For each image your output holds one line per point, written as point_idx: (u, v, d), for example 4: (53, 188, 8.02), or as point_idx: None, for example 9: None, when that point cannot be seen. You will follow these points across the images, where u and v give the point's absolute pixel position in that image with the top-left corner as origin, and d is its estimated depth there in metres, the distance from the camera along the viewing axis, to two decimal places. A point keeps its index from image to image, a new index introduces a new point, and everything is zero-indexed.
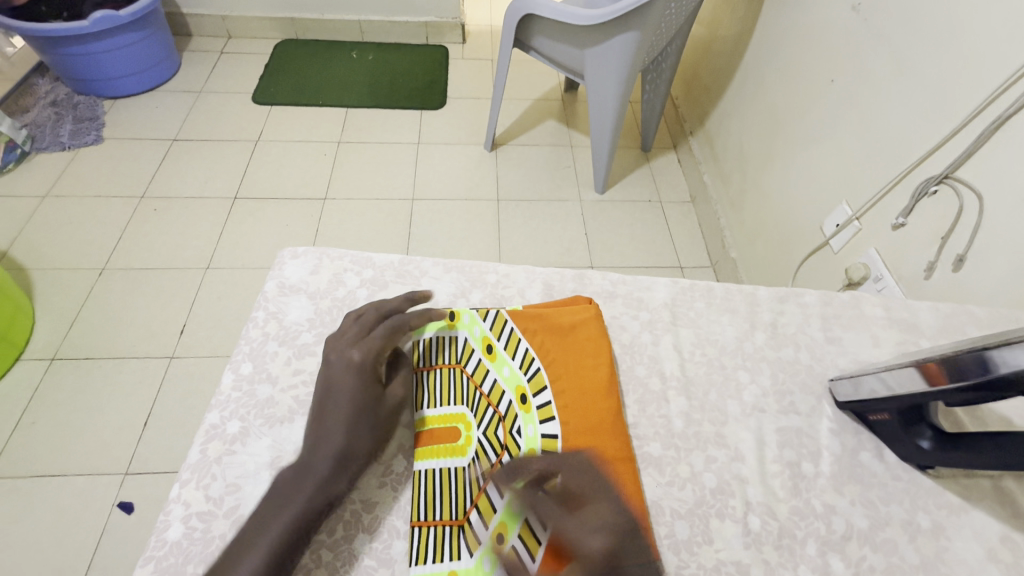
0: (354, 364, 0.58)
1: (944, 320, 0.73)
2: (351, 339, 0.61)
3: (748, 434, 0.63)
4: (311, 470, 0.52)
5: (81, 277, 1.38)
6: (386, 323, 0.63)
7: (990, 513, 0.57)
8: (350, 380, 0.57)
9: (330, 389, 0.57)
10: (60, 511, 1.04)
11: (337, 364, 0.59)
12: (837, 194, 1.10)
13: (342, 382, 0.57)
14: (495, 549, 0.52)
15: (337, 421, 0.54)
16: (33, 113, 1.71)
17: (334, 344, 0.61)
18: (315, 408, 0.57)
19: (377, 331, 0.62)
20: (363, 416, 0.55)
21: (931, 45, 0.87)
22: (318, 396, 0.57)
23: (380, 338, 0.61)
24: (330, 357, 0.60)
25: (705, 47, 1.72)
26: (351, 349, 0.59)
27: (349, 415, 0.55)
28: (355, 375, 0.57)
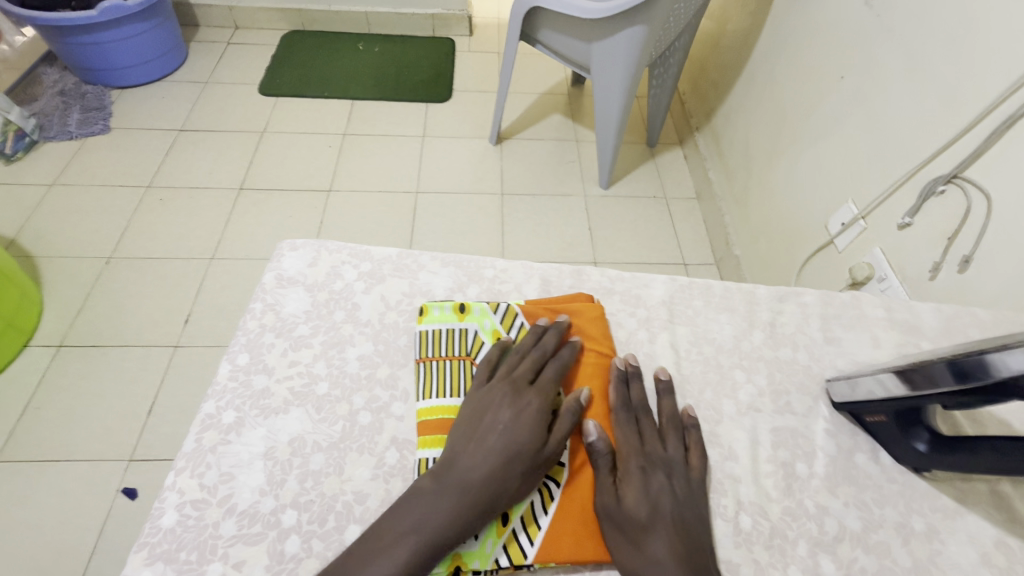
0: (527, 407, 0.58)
1: (946, 322, 0.72)
2: (523, 376, 0.61)
3: (743, 433, 0.63)
4: (459, 488, 0.52)
5: (87, 265, 1.39)
6: (554, 363, 0.62)
7: (986, 518, 0.57)
8: (513, 412, 0.57)
9: (491, 420, 0.57)
10: (65, 495, 1.06)
11: (511, 400, 0.59)
12: (844, 194, 1.09)
13: (508, 413, 0.57)
14: (498, 531, 0.53)
15: (494, 448, 0.54)
16: (42, 103, 1.72)
17: (502, 375, 0.62)
18: (468, 428, 0.57)
19: (548, 372, 0.62)
20: (523, 454, 0.54)
21: (943, 41, 0.85)
22: (477, 419, 0.57)
23: (551, 381, 0.61)
24: (497, 387, 0.60)
25: (713, 42, 1.70)
26: (524, 389, 0.60)
27: (509, 449, 0.54)
28: (520, 410, 0.58)
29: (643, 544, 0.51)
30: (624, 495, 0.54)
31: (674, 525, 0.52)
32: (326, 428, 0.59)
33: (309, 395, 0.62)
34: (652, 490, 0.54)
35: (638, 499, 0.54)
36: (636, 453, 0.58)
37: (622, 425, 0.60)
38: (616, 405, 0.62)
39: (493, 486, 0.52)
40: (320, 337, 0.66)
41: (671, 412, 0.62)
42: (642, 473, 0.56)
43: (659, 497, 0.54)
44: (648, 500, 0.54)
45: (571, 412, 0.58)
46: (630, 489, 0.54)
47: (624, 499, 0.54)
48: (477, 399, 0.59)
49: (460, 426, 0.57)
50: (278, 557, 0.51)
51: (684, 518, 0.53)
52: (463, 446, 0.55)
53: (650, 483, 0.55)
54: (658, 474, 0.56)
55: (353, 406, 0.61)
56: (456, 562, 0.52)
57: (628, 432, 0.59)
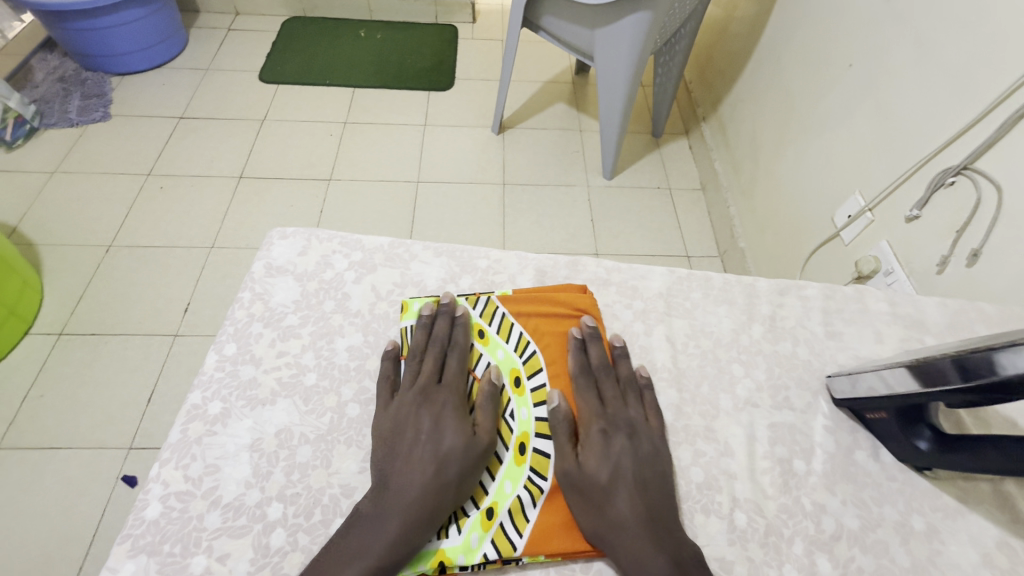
0: (440, 409, 0.57)
1: (952, 317, 0.70)
2: (426, 379, 0.60)
3: (739, 429, 0.61)
4: (401, 507, 0.51)
5: (88, 253, 1.39)
6: (455, 355, 0.62)
7: (988, 518, 0.55)
8: (431, 415, 0.57)
9: (407, 430, 0.56)
10: (67, 482, 1.06)
11: (419, 405, 0.58)
12: (850, 184, 1.06)
13: (425, 420, 0.56)
14: (483, 526, 0.53)
15: (424, 456, 0.54)
16: (42, 89, 1.71)
17: (406, 384, 0.60)
18: (391, 446, 0.55)
19: (450, 364, 0.61)
20: (454, 454, 0.54)
21: (956, 28, 0.82)
22: (396, 434, 0.56)
23: (456, 373, 0.61)
24: (406, 396, 0.59)
25: (720, 30, 1.66)
26: (432, 390, 0.59)
27: (437, 453, 0.54)
28: (437, 413, 0.57)
29: (607, 505, 0.52)
30: (585, 460, 0.55)
31: (635, 483, 0.53)
32: (314, 420, 0.59)
33: (297, 386, 0.61)
34: (612, 453, 0.55)
35: (598, 462, 0.55)
36: (597, 416, 0.58)
37: (582, 391, 0.60)
38: (575, 371, 0.62)
39: (434, 493, 0.52)
40: (309, 328, 0.65)
41: (629, 374, 0.63)
42: (603, 436, 0.57)
43: (620, 459, 0.55)
44: (610, 462, 0.55)
45: (487, 398, 0.59)
46: (590, 454, 0.55)
47: (584, 464, 0.55)
48: (389, 414, 0.58)
49: (382, 445, 0.55)
50: (263, 551, 0.50)
51: (647, 477, 0.54)
52: (390, 464, 0.54)
53: (611, 446, 0.56)
54: (619, 436, 0.57)
55: (341, 398, 0.60)
56: (440, 558, 0.51)
57: (588, 398, 0.60)
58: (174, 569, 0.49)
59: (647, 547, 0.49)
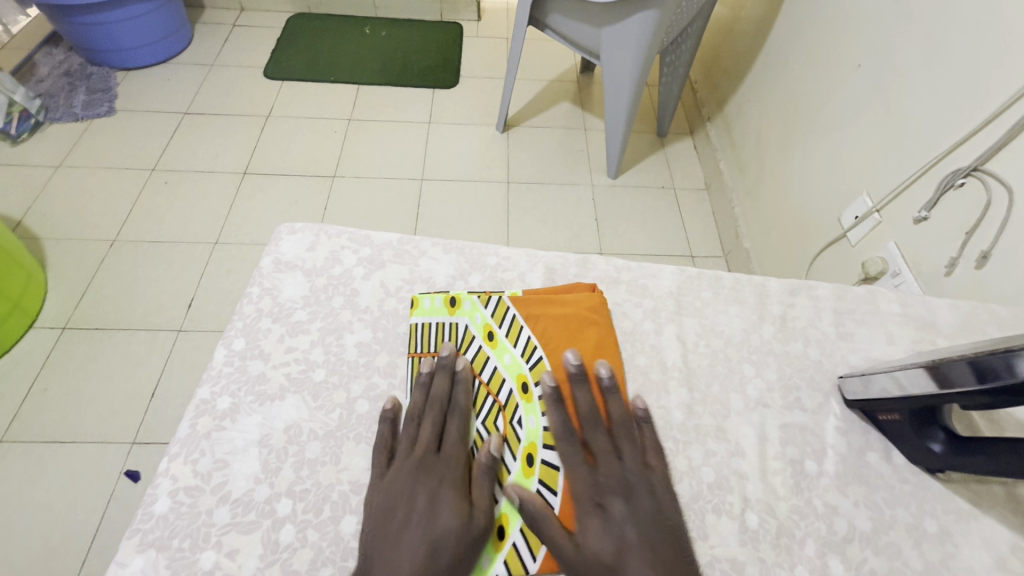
0: (437, 485, 0.53)
1: (964, 318, 0.70)
2: (423, 449, 0.56)
3: (750, 429, 0.61)
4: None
5: (93, 248, 1.39)
6: (455, 421, 0.58)
7: (1001, 521, 0.55)
8: (427, 492, 0.52)
9: (400, 505, 0.51)
10: (71, 476, 1.06)
11: (415, 479, 0.53)
12: (859, 186, 1.05)
13: (421, 497, 0.52)
14: (495, 545, 0.52)
15: (416, 539, 0.49)
16: (47, 83, 1.71)
17: (401, 454, 0.56)
18: (380, 526, 0.50)
19: (451, 433, 0.57)
20: (448, 537, 0.49)
21: (967, 29, 0.81)
22: (387, 512, 0.51)
23: (456, 443, 0.57)
24: (401, 467, 0.54)
25: (727, 29, 1.65)
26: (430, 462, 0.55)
27: (430, 536, 0.49)
28: (434, 488, 0.53)
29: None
30: (586, 538, 0.51)
31: (645, 553, 0.49)
32: (323, 416, 0.58)
33: (306, 381, 0.60)
34: (614, 523, 0.51)
35: (600, 542, 0.50)
36: (590, 485, 0.54)
37: (569, 458, 0.55)
38: (560, 435, 0.57)
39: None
40: (318, 323, 0.65)
41: (620, 414, 0.59)
42: (599, 507, 0.52)
43: (624, 527, 0.51)
44: (614, 536, 0.50)
45: (485, 472, 0.55)
46: (589, 532, 0.51)
47: (586, 543, 0.50)
48: (381, 487, 0.53)
49: (371, 523, 0.51)
50: (272, 547, 0.50)
51: (655, 538, 0.50)
52: (377, 547, 0.49)
53: (610, 517, 0.51)
54: (615, 502, 0.52)
55: (350, 394, 0.60)
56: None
57: (575, 465, 0.55)
58: (183, 564, 0.49)
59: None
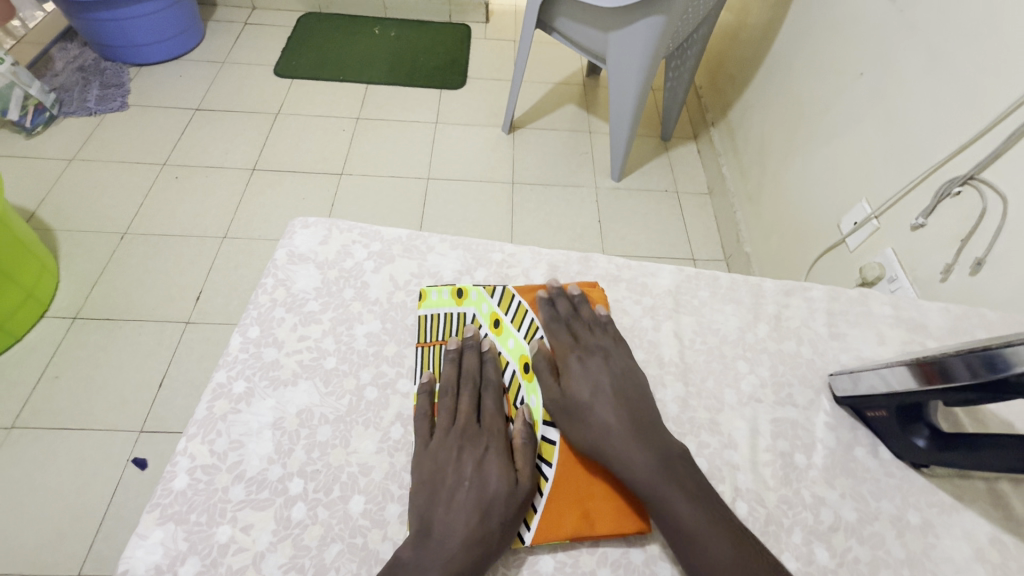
0: (482, 452, 0.56)
1: (954, 321, 0.72)
2: (463, 421, 0.59)
3: (743, 422, 0.63)
4: (442, 554, 0.49)
5: (104, 240, 1.42)
6: (491, 395, 0.62)
7: (983, 515, 0.57)
8: (474, 459, 0.56)
9: (451, 473, 0.55)
10: (81, 462, 1.09)
11: (461, 450, 0.57)
12: (857, 192, 1.08)
13: (467, 463, 0.55)
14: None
15: (469, 501, 0.52)
16: (61, 78, 1.74)
17: (444, 425, 0.59)
18: (430, 490, 0.54)
19: (487, 405, 0.61)
20: (498, 497, 0.53)
21: (966, 40, 0.83)
22: (435, 479, 0.54)
23: (493, 413, 0.60)
24: (446, 437, 0.58)
25: (732, 36, 1.68)
26: (474, 432, 0.59)
27: (482, 498, 0.53)
28: (479, 455, 0.56)
29: (592, 418, 0.58)
30: (568, 384, 0.61)
31: (615, 398, 0.59)
32: (334, 401, 0.61)
33: (318, 368, 0.63)
34: (591, 374, 0.62)
35: (580, 384, 0.61)
36: (573, 348, 0.65)
37: (557, 331, 0.67)
38: (547, 322, 0.67)
39: (479, 539, 0.50)
40: (330, 314, 0.68)
41: (594, 314, 0.68)
42: (580, 362, 0.63)
43: (598, 376, 0.62)
44: (590, 381, 0.61)
45: (522, 438, 0.58)
46: (570, 378, 0.62)
47: (567, 388, 0.61)
48: (427, 456, 0.56)
49: (421, 487, 0.54)
50: (285, 523, 0.53)
51: (623, 388, 0.61)
52: (431, 510, 0.52)
53: (588, 370, 0.62)
54: (593, 359, 0.63)
55: (360, 381, 0.63)
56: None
57: (561, 336, 0.66)
58: (200, 536, 0.51)
59: (634, 449, 0.55)
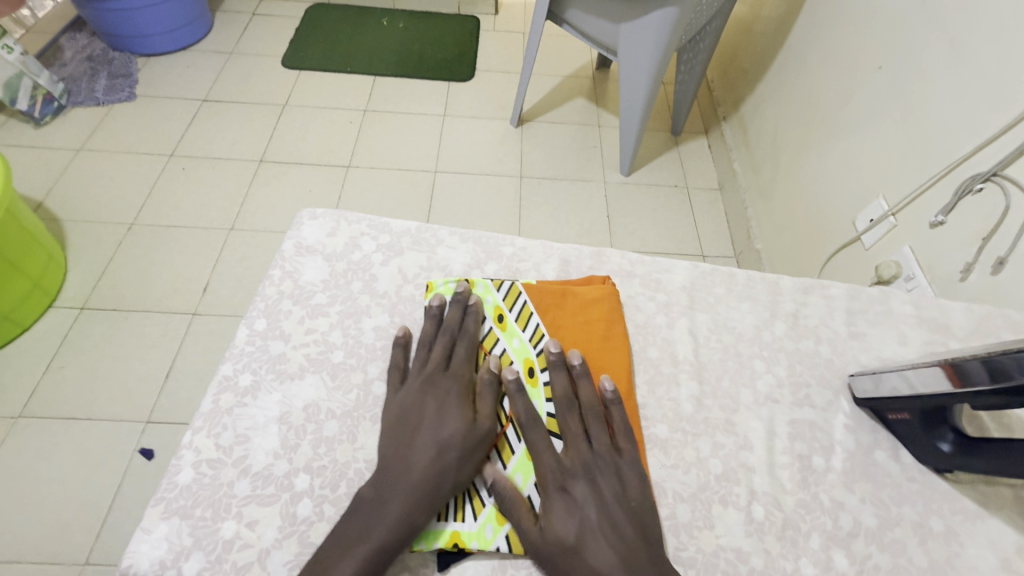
0: (445, 395, 0.58)
1: (978, 322, 0.70)
2: (430, 367, 0.61)
3: (759, 423, 0.62)
4: (402, 489, 0.51)
5: (112, 230, 1.41)
6: (462, 343, 0.62)
7: (1008, 523, 0.55)
8: (436, 401, 0.58)
9: (412, 415, 0.56)
10: (86, 453, 1.09)
11: (425, 394, 0.58)
12: (874, 188, 1.05)
13: (430, 405, 0.57)
14: (498, 519, 0.53)
15: (428, 440, 0.54)
16: (69, 67, 1.74)
17: (414, 371, 0.61)
18: (396, 433, 0.56)
19: (458, 353, 0.62)
20: (456, 437, 0.55)
21: (992, 33, 0.80)
22: (401, 422, 0.56)
23: (462, 361, 0.61)
24: (414, 382, 0.59)
25: (746, 28, 1.64)
26: (440, 377, 0.60)
27: (440, 438, 0.54)
28: (442, 398, 0.58)
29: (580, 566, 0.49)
30: (549, 519, 0.51)
31: (606, 536, 0.50)
32: (341, 396, 0.60)
33: (324, 362, 0.62)
34: (575, 507, 0.52)
35: (562, 521, 0.51)
36: (556, 469, 0.54)
37: (538, 442, 0.56)
38: (527, 420, 0.57)
39: (434, 474, 0.52)
40: (338, 307, 0.66)
41: (590, 399, 0.59)
42: (563, 491, 0.53)
43: (586, 509, 0.52)
44: (575, 517, 0.51)
45: (487, 386, 0.59)
46: (553, 514, 0.52)
47: (549, 525, 0.51)
48: (396, 402, 0.58)
49: (387, 430, 0.56)
50: (290, 519, 0.52)
51: (615, 522, 0.51)
52: (395, 449, 0.54)
53: (573, 500, 0.53)
54: (578, 485, 0.53)
55: (367, 375, 0.62)
56: (455, 539, 0.52)
57: (543, 447, 0.56)
58: (205, 532, 0.51)
59: None
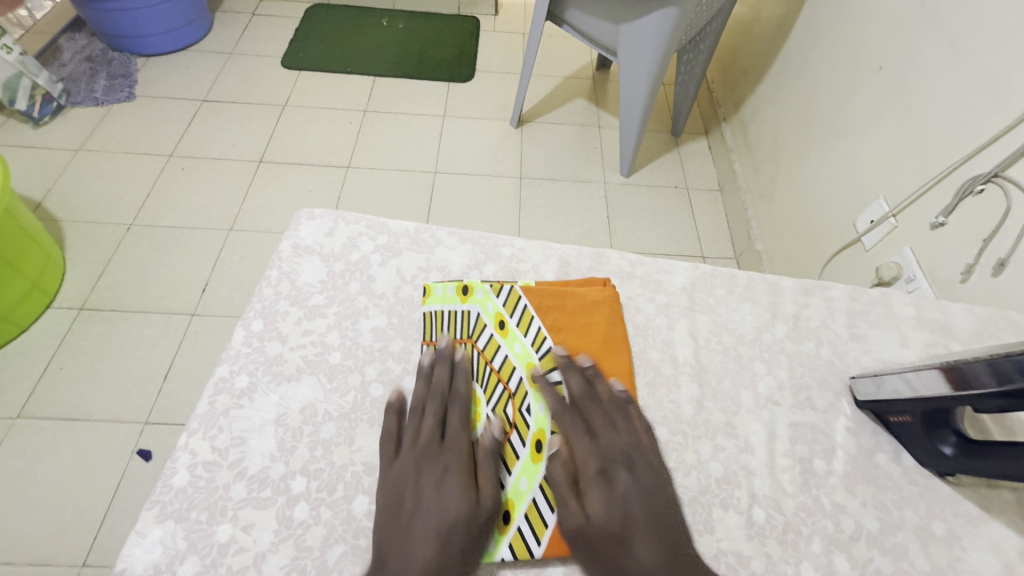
0: (442, 470, 0.53)
1: (979, 324, 0.70)
2: (423, 438, 0.56)
3: (760, 425, 0.61)
4: None
5: (111, 231, 1.41)
6: (456, 408, 0.58)
7: (1010, 527, 0.55)
8: (434, 479, 0.53)
9: (408, 497, 0.51)
10: (83, 454, 1.08)
11: (420, 471, 0.53)
12: (875, 190, 1.05)
13: (428, 485, 0.52)
14: (500, 529, 0.53)
15: (428, 526, 0.49)
16: (69, 68, 1.73)
17: (407, 445, 0.56)
18: (391, 515, 0.51)
19: (452, 419, 0.58)
20: (459, 521, 0.50)
21: (993, 33, 0.80)
22: (396, 502, 0.51)
23: (458, 430, 0.57)
24: (408, 458, 0.54)
25: (746, 28, 1.64)
26: (436, 449, 0.55)
27: (441, 522, 0.49)
28: (440, 476, 0.53)
29: (625, 557, 0.48)
30: (591, 506, 0.51)
31: (648, 524, 0.50)
32: (338, 398, 0.60)
33: (322, 364, 0.62)
34: (618, 494, 0.52)
35: (605, 509, 0.51)
36: (593, 457, 0.54)
37: (571, 430, 0.56)
38: (556, 409, 0.58)
39: (436, 568, 0.47)
40: (335, 308, 0.66)
41: (611, 394, 0.59)
42: (603, 478, 0.53)
43: (628, 499, 0.51)
44: (618, 504, 0.51)
45: (488, 457, 0.55)
46: (594, 502, 0.51)
47: (591, 513, 0.51)
48: (390, 479, 0.53)
49: (382, 517, 0.51)
50: (287, 522, 0.52)
51: (656, 510, 0.51)
52: (388, 535, 0.49)
53: (614, 488, 0.52)
54: (618, 474, 0.53)
55: (365, 377, 0.61)
56: None
57: (577, 436, 0.56)
58: (200, 535, 0.50)
59: None
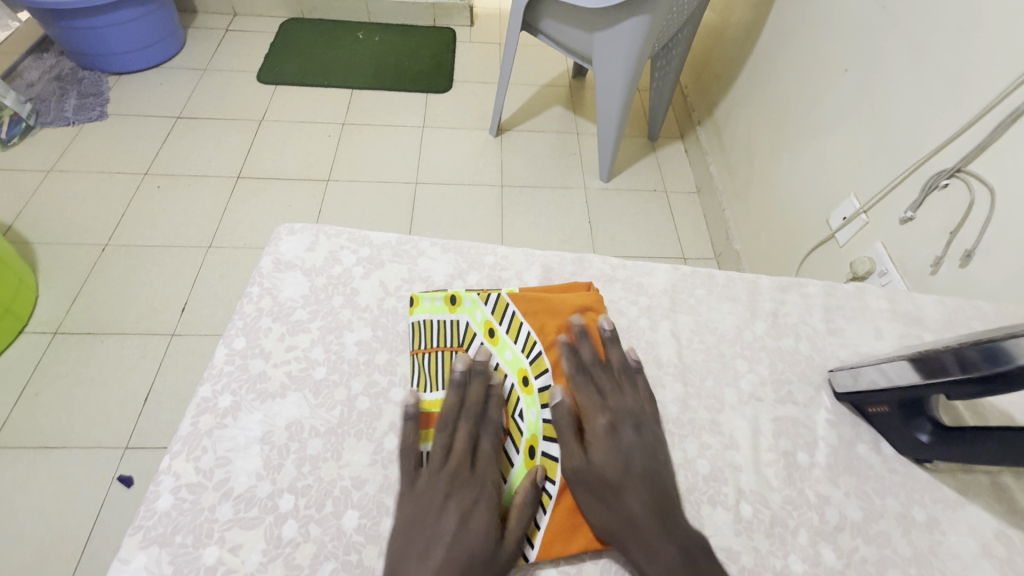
0: (469, 499, 0.52)
1: (950, 314, 0.72)
2: (453, 461, 0.55)
3: (744, 422, 0.62)
4: None
5: (85, 252, 1.38)
6: (489, 435, 0.57)
7: (987, 509, 0.57)
8: (461, 508, 0.51)
9: (430, 523, 0.50)
10: (61, 482, 1.05)
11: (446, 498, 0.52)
12: (845, 187, 1.08)
13: (453, 513, 0.51)
14: None
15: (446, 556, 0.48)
16: (38, 87, 1.70)
17: (436, 464, 0.55)
18: (407, 537, 0.49)
19: (484, 446, 0.57)
20: (478, 557, 0.48)
21: (950, 33, 0.84)
22: (416, 525, 0.50)
23: (490, 458, 0.56)
24: (434, 481, 0.53)
25: (716, 35, 1.69)
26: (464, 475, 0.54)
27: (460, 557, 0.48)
28: (467, 506, 0.51)
29: (617, 500, 0.52)
30: (594, 453, 0.55)
31: (643, 477, 0.54)
32: (324, 413, 0.59)
33: (307, 380, 0.61)
34: (619, 447, 0.56)
35: (606, 456, 0.55)
36: (600, 412, 0.58)
37: (582, 388, 0.60)
38: (571, 370, 0.61)
39: None
40: (318, 322, 0.66)
41: (621, 363, 0.63)
42: (608, 431, 0.57)
43: (630, 452, 0.56)
44: (618, 456, 0.55)
45: (526, 504, 0.53)
46: (598, 448, 0.56)
47: (592, 459, 0.55)
48: (411, 498, 0.52)
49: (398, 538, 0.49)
50: (275, 542, 0.51)
51: (652, 469, 0.55)
52: (402, 563, 0.47)
53: (618, 440, 0.56)
54: (624, 430, 0.57)
55: (351, 392, 0.61)
56: None
57: (588, 394, 0.60)
58: (186, 559, 0.49)
59: (662, 541, 0.50)
